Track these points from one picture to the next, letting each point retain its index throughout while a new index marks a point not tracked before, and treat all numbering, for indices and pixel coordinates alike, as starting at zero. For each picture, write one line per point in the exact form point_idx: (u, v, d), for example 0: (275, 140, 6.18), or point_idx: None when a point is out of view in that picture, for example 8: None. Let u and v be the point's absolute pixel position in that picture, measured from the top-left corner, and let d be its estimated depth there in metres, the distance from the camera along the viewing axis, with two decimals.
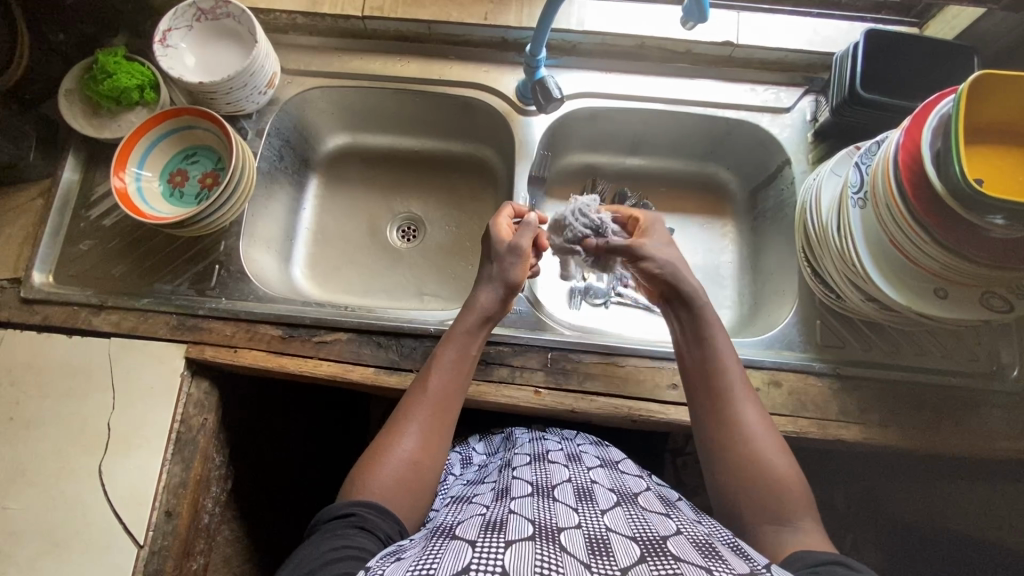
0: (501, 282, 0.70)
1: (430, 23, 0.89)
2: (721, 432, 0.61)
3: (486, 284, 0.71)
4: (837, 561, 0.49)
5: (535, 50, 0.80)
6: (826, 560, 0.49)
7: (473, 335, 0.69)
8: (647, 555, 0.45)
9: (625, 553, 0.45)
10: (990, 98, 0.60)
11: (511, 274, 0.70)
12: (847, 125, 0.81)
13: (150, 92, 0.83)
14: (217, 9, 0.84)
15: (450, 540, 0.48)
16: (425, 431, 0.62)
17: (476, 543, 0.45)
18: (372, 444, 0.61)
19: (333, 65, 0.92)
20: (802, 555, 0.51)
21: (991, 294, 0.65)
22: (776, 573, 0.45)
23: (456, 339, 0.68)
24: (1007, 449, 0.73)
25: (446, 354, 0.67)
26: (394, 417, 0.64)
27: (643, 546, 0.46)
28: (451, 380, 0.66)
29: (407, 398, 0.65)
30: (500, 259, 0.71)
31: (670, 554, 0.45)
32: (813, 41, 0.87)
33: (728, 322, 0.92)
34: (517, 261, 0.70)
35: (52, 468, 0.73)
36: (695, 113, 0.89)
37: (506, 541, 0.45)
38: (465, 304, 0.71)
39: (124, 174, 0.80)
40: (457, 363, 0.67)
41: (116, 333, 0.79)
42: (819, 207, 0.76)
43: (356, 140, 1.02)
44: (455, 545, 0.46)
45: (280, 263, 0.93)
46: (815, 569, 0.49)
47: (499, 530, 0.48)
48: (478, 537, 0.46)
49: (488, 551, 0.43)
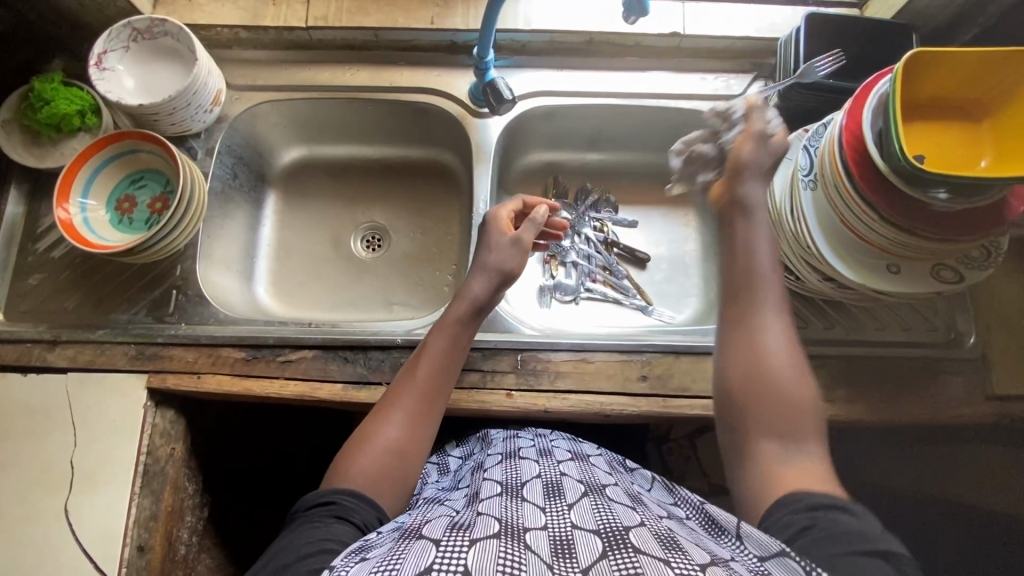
0: (499, 272, 0.72)
1: (376, 30, 0.88)
2: (762, 428, 0.56)
3: (482, 273, 0.72)
4: (838, 506, 0.50)
5: (482, 52, 0.79)
6: (829, 504, 0.50)
7: (464, 325, 0.70)
8: (608, 549, 0.45)
9: (587, 550, 0.45)
10: (924, 76, 0.61)
11: (506, 262, 0.72)
12: (795, 109, 0.81)
13: (92, 116, 0.81)
14: (153, 28, 0.81)
15: (416, 539, 0.47)
16: (408, 423, 0.63)
17: (441, 542, 0.45)
18: (356, 431, 0.63)
19: (281, 78, 0.90)
20: (799, 498, 0.51)
21: (941, 266, 0.67)
22: (747, 545, 0.47)
23: (447, 329, 0.69)
24: (966, 413, 0.75)
25: (436, 342, 0.68)
26: (382, 404, 0.65)
27: (605, 539, 0.46)
28: (441, 369, 0.67)
29: (397, 384, 0.66)
30: (497, 246, 0.73)
31: (630, 546, 0.45)
32: (760, 28, 0.87)
33: (695, 309, 0.93)
34: (517, 254, 0.73)
35: (16, 512, 0.71)
36: (649, 105, 0.89)
37: (471, 539, 0.45)
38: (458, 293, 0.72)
39: (68, 205, 0.77)
40: (448, 351, 0.68)
41: (73, 367, 0.77)
42: (773, 191, 0.76)
43: (313, 153, 1.00)
44: (418, 546, 0.45)
45: (241, 282, 0.91)
46: (813, 513, 0.50)
47: (465, 529, 0.48)
48: (443, 536, 0.46)
49: (453, 550, 0.43)
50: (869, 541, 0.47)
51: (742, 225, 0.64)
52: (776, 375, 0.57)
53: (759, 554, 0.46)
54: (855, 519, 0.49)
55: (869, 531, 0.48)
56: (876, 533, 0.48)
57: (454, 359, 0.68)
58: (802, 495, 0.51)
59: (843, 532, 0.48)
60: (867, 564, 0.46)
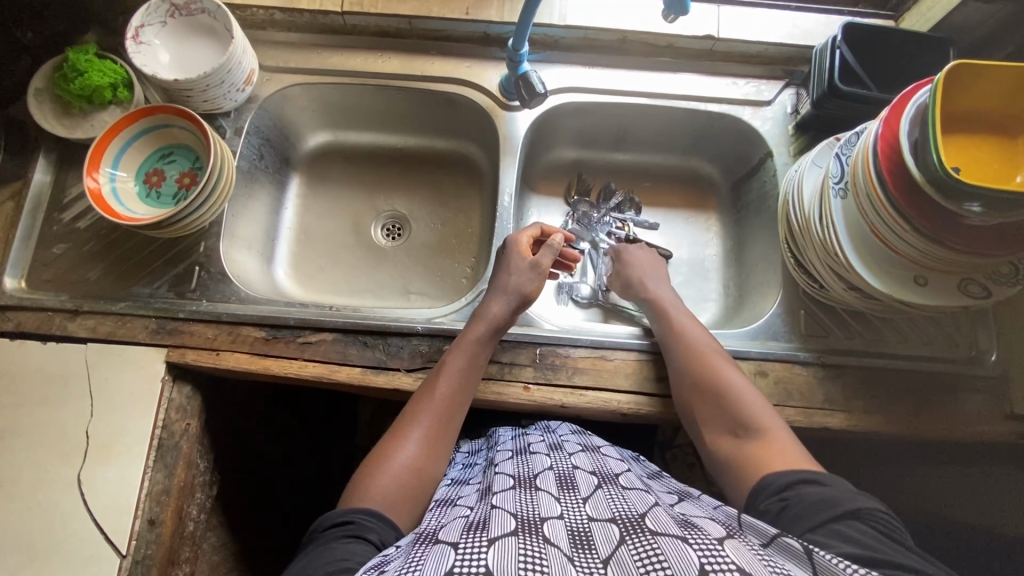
0: (517, 292, 0.74)
1: (411, 18, 0.88)
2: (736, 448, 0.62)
3: (502, 295, 0.75)
4: (801, 482, 0.54)
5: (517, 44, 0.79)
6: (796, 482, 0.55)
7: (483, 345, 0.72)
8: (625, 535, 0.45)
9: (605, 540, 0.45)
10: (963, 87, 0.61)
11: (526, 287, 0.75)
12: (826, 118, 0.81)
13: (123, 90, 0.81)
14: (191, 5, 0.82)
15: (433, 545, 0.47)
16: (425, 441, 0.64)
17: (458, 546, 0.45)
18: (375, 448, 0.63)
19: (312, 61, 0.90)
20: (768, 483, 0.56)
21: (970, 281, 0.66)
22: (751, 536, 0.46)
23: (466, 348, 0.71)
24: (985, 430, 0.74)
25: (455, 362, 0.70)
26: (400, 422, 0.66)
27: (622, 526, 0.47)
28: (460, 388, 0.68)
29: (416, 402, 0.67)
30: (519, 271, 0.76)
31: (648, 530, 0.45)
32: (793, 35, 0.88)
33: (714, 314, 0.93)
34: (535, 278, 0.76)
35: (29, 478, 0.71)
36: (678, 107, 0.89)
37: (489, 539, 0.45)
38: (477, 313, 0.74)
39: (98, 175, 0.78)
40: (467, 371, 0.70)
41: (93, 338, 0.77)
42: (801, 198, 0.76)
43: (339, 138, 1.00)
44: (437, 549, 0.45)
45: (261, 263, 0.91)
46: (784, 495, 0.54)
47: (481, 528, 0.48)
48: (461, 539, 0.46)
49: (471, 552, 0.43)
50: (837, 505, 0.51)
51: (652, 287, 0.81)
52: (733, 400, 0.65)
53: (762, 540, 0.46)
54: (823, 489, 0.53)
55: (837, 495, 0.52)
56: (844, 496, 0.52)
57: (472, 378, 0.70)
58: (774, 482, 0.56)
59: (815, 503, 0.52)
60: (845, 529, 0.49)
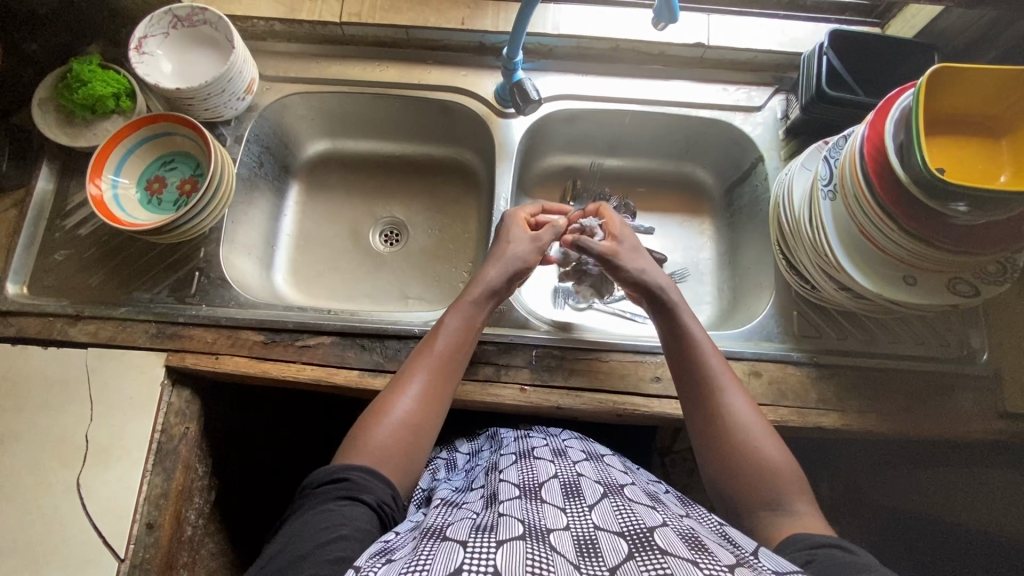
0: (513, 258, 0.75)
1: (408, 28, 0.90)
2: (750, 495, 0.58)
3: (499, 260, 0.75)
4: (832, 544, 0.50)
5: (512, 53, 0.81)
6: (824, 543, 0.50)
7: (479, 305, 0.73)
8: (635, 550, 0.45)
9: (613, 550, 0.45)
10: (947, 91, 0.63)
11: (523, 252, 0.76)
12: (815, 122, 0.83)
13: (127, 99, 0.83)
14: (194, 17, 0.84)
15: (442, 541, 0.48)
16: (420, 395, 0.65)
17: (468, 544, 0.45)
18: (371, 404, 0.64)
19: (312, 70, 0.92)
20: (800, 539, 0.52)
21: (958, 279, 0.67)
22: (763, 561, 0.46)
23: (462, 308, 0.71)
24: (978, 429, 0.75)
25: (451, 323, 0.70)
26: (396, 380, 0.66)
27: (631, 541, 0.46)
28: (457, 346, 0.69)
29: (411, 359, 0.68)
30: (513, 240, 0.78)
31: (656, 547, 0.45)
32: (782, 43, 0.90)
33: (709, 316, 0.94)
34: (534, 246, 0.77)
35: (29, 482, 0.72)
36: (670, 113, 0.91)
37: (497, 541, 0.45)
38: (474, 277, 0.75)
39: (100, 181, 0.79)
40: (462, 332, 0.70)
41: (93, 342, 0.78)
42: (792, 201, 0.78)
43: (337, 146, 1.02)
44: (446, 545, 0.46)
45: (261, 268, 0.92)
46: (812, 552, 0.50)
47: (489, 530, 0.48)
48: (469, 537, 0.47)
49: (481, 551, 0.43)
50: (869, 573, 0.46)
51: (657, 275, 0.74)
52: (752, 445, 0.60)
53: (774, 569, 0.45)
54: (854, 556, 0.49)
55: (869, 565, 0.48)
56: (876, 566, 0.48)
57: (470, 338, 0.70)
58: (801, 539, 0.52)
59: (845, 566, 0.47)
60: None
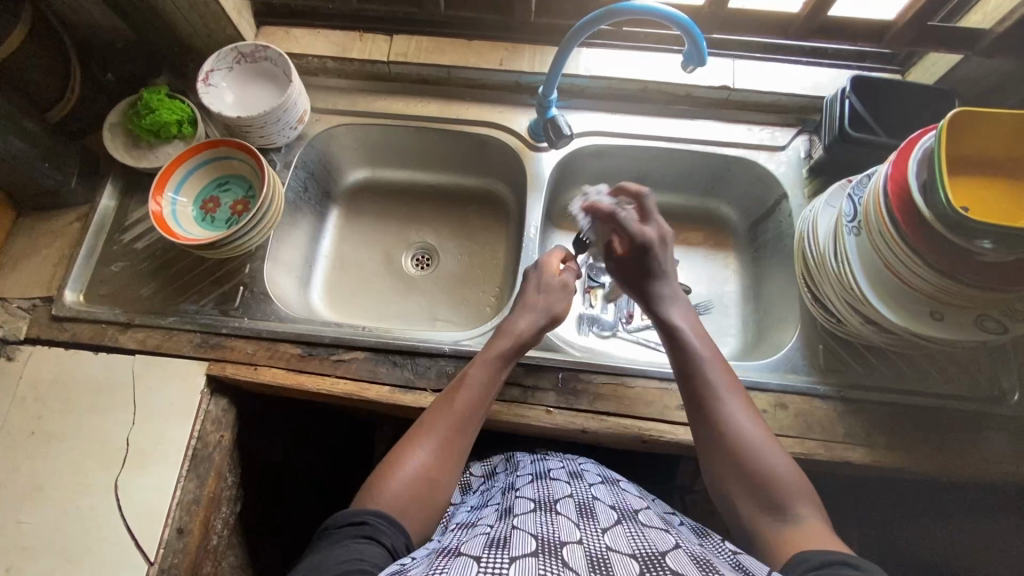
0: (544, 313, 0.77)
1: (450, 68, 0.97)
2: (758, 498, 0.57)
3: (527, 312, 0.77)
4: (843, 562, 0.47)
5: (546, 91, 0.86)
6: (826, 562, 0.48)
7: (504, 361, 0.73)
8: (646, 570, 0.46)
9: (624, 569, 0.46)
10: (966, 134, 0.66)
11: (553, 305, 0.78)
12: (838, 161, 0.86)
13: (189, 126, 0.90)
14: (256, 53, 0.91)
15: (456, 556, 0.49)
16: (439, 448, 0.64)
17: (481, 559, 0.47)
18: (388, 454, 0.64)
19: (358, 104, 0.99)
20: (805, 557, 0.50)
21: (986, 317, 0.68)
22: None
23: (487, 363, 0.72)
24: (1011, 471, 0.73)
25: (475, 374, 0.70)
26: (417, 429, 0.66)
27: (642, 561, 0.47)
28: (479, 398, 0.69)
29: (434, 409, 0.68)
30: (547, 288, 0.80)
31: (668, 569, 0.46)
32: (805, 87, 0.94)
33: (733, 348, 0.94)
34: (563, 297, 0.79)
35: (68, 482, 0.74)
36: (695, 150, 0.95)
37: (510, 557, 0.47)
38: (503, 329, 0.76)
39: (161, 199, 0.85)
40: (486, 385, 0.70)
41: (141, 349, 0.81)
42: (816, 235, 0.80)
43: (376, 174, 1.08)
44: (460, 561, 0.47)
45: (299, 286, 0.97)
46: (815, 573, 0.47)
47: (503, 545, 0.49)
48: (483, 552, 0.48)
49: (494, 566, 0.45)
50: None
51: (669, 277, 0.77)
52: (757, 453, 0.59)
53: None
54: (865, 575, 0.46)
55: None
56: None
57: (491, 392, 0.70)
58: (806, 558, 0.49)
59: None
60: None
